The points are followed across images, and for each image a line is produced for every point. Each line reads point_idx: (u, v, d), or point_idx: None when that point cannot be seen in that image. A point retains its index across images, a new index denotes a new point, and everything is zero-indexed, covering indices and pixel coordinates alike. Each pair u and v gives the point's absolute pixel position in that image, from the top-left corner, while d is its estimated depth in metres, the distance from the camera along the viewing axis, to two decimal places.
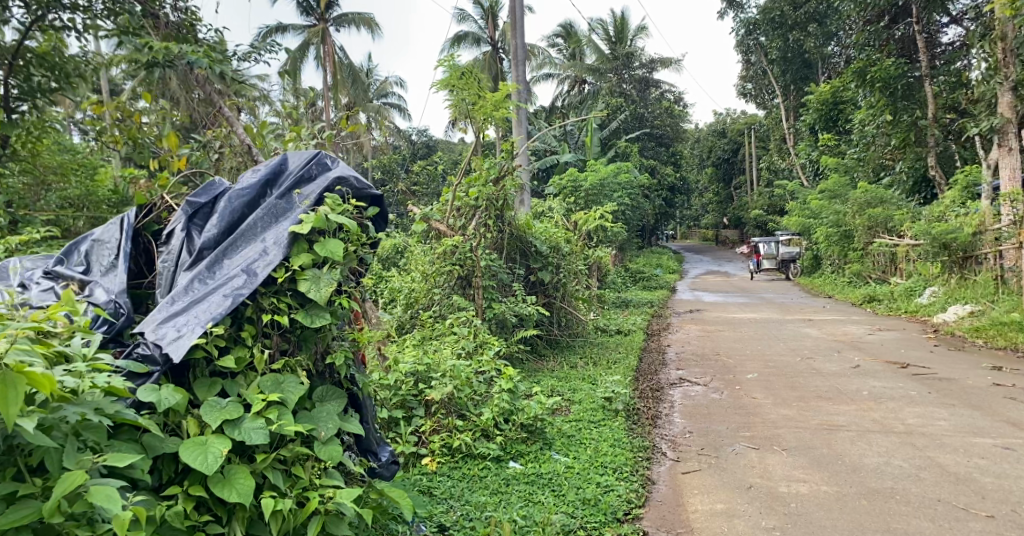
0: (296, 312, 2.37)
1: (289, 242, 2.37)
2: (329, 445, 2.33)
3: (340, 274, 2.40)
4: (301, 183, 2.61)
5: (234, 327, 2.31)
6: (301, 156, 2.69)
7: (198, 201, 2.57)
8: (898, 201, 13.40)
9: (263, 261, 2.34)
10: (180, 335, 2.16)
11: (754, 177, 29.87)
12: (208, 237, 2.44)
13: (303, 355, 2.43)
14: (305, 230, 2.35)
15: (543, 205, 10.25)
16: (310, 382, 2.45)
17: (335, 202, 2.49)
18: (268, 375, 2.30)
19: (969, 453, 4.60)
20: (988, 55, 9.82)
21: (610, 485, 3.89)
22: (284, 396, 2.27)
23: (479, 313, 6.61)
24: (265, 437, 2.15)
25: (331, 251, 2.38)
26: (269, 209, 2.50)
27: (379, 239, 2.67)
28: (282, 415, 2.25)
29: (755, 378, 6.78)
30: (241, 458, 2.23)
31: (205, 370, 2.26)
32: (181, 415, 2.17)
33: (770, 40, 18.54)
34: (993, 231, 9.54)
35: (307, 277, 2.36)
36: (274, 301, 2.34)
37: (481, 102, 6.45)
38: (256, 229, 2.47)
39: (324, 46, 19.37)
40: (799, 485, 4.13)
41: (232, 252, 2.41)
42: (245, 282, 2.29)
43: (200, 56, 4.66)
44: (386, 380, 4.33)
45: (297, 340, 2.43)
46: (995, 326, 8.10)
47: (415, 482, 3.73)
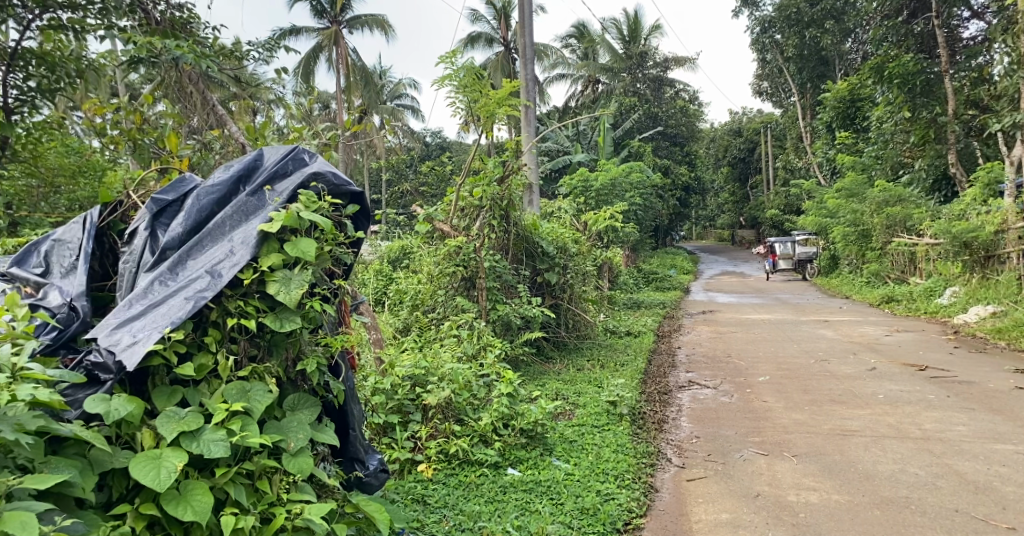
0: (265, 316, 2.28)
1: (258, 241, 2.28)
2: (298, 457, 2.25)
3: (312, 275, 2.30)
4: (275, 179, 2.53)
5: (197, 331, 2.22)
6: (276, 151, 2.60)
7: (164, 198, 2.47)
8: (917, 199, 13.17)
9: (230, 262, 2.24)
10: (135, 340, 2.07)
11: (770, 176, 29.60)
12: (173, 236, 2.35)
13: (274, 361, 2.34)
14: (274, 229, 2.26)
15: (553, 205, 10.13)
16: (281, 390, 2.36)
17: (309, 199, 2.40)
18: (233, 382, 2.22)
19: (989, 460, 4.43)
20: (1010, 49, 9.56)
21: (611, 493, 3.76)
22: (249, 406, 2.19)
23: (483, 314, 6.48)
24: (226, 450, 2.06)
25: (303, 250, 2.29)
26: (239, 207, 2.41)
27: (358, 238, 2.60)
28: (246, 427, 2.16)
29: (766, 381, 6.63)
30: (201, 472, 2.14)
31: (165, 377, 2.18)
32: (134, 427, 2.09)
33: (785, 37, 18.27)
34: (1016, 230, 9.32)
35: (276, 279, 2.27)
36: (241, 304, 2.24)
37: (485, 100, 6.31)
38: (224, 228, 2.38)
39: (336, 49, 19.39)
40: (808, 494, 3.99)
41: (197, 252, 2.32)
42: (208, 284, 2.19)
43: (186, 52, 4.53)
44: (381, 383, 4.20)
45: (268, 346, 2.34)
46: (1018, 328, 7.88)
47: (408, 491, 3.62)
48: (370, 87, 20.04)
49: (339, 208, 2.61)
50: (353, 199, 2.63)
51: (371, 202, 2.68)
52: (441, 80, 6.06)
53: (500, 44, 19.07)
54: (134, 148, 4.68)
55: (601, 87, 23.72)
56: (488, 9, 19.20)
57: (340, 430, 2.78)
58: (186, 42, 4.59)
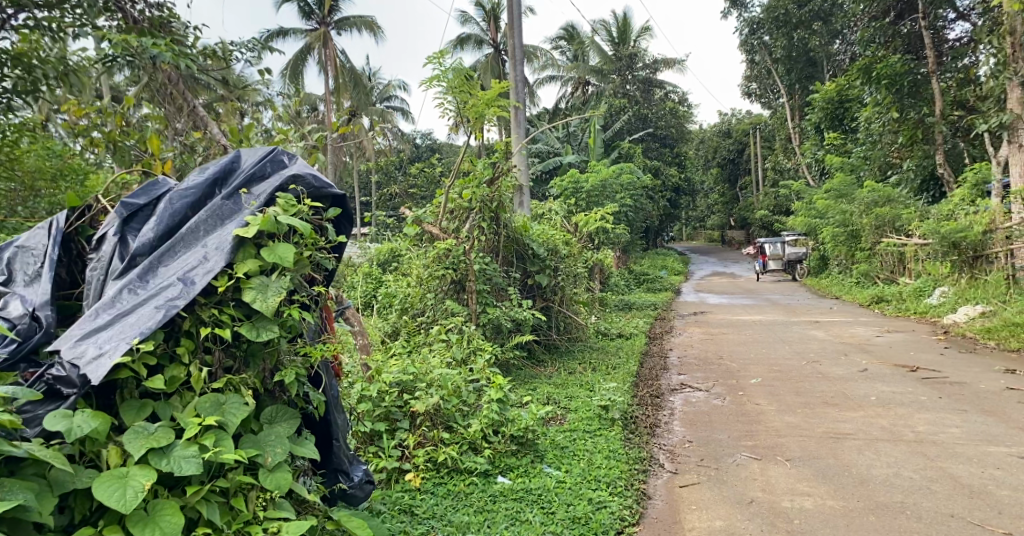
0: (240, 324, 2.20)
1: (233, 247, 2.20)
2: (276, 472, 2.18)
3: (290, 282, 2.22)
4: (252, 182, 2.45)
5: (169, 342, 2.14)
6: (254, 153, 2.52)
7: (135, 202, 2.38)
8: (906, 199, 13.20)
9: (203, 268, 2.16)
10: (101, 353, 1.99)
11: (759, 177, 29.67)
12: (143, 241, 2.26)
13: (250, 372, 2.26)
14: (250, 234, 2.18)
15: (543, 207, 10.05)
16: (258, 403, 2.29)
17: (288, 202, 2.33)
18: (207, 395, 2.14)
19: (983, 464, 4.38)
20: (996, 50, 9.56)
21: (603, 501, 3.69)
22: (223, 420, 2.11)
23: (473, 318, 6.38)
24: (198, 467, 1.99)
25: (280, 256, 2.21)
26: (214, 211, 2.32)
27: (340, 243, 2.53)
28: (220, 442, 2.09)
29: (759, 383, 6.58)
30: (171, 491, 2.07)
31: (134, 391, 2.09)
32: (99, 444, 2.02)
33: (774, 38, 18.30)
34: (1004, 230, 9.32)
35: (252, 286, 2.19)
36: (215, 313, 2.16)
37: (473, 101, 6.24)
38: (199, 233, 2.29)
39: (325, 51, 19.26)
40: (803, 499, 3.93)
41: (169, 258, 2.23)
42: (180, 292, 2.10)
43: (163, 51, 4.42)
44: (368, 391, 4.10)
45: (244, 356, 2.27)
46: (1007, 327, 7.87)
47: (396, 501, 3.53)
48: (359, 89, 19.94)
49: (320, 211, 2.54)
50: (335, 202, 2.56)
51: (353, 205, 2.61)
52: (429, 80, 5.98)
53: (489, 46, 19.00)
54: (115, 151, 4.57)
55: (591, 89, 23.68)
56: (477, 11, 19.13)
57: (322, 442, 2.69)
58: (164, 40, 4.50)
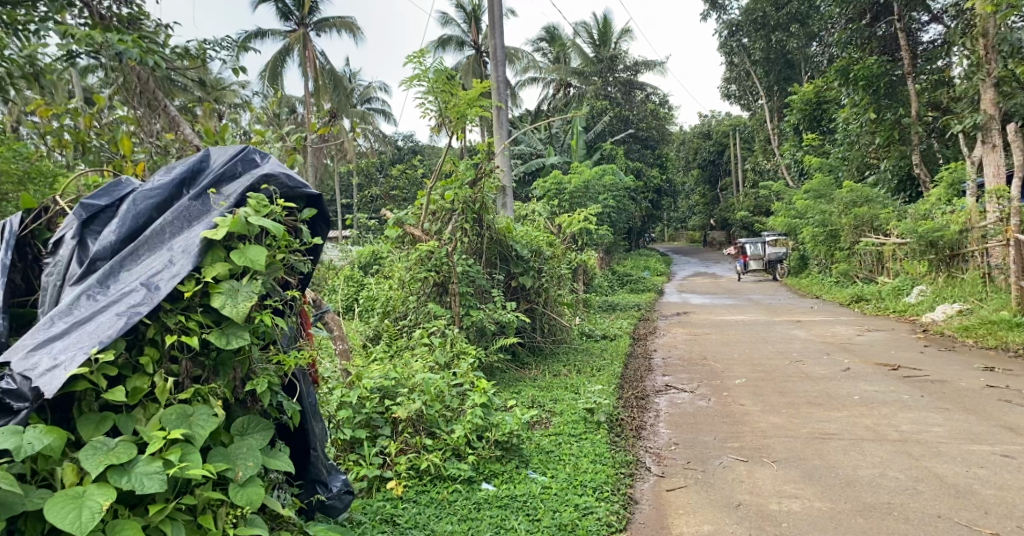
0: (209, 332, 2.11)
1: (201, 250, 2.10)
2: (247, 487, 2.10)
3: (261, 287, 2.14)
4: (222, 181, 2.36)
5: (132, 352, 2.04)
6: (225, 152, 2.43)
7: (96, 204, 2.28)
8: (884, 199, 13.28)
9: (168, 272, 2.06)
10: (56, 364, 1.89)
11: (739, 178, 29.84)
12: (105, 245, 2.16)
13: (220, 382, 2.17)
14: (219, 237, 2.08)
15: (526, 208, 9.97)
16: (228, 414, 2.20)
17: (260, 202, 2.24)
18: (172, 407, 2.05)
19: (967, 462, 4.37)
20: (970, 52, 9.59)
21: (589, 506, 3.61)
22: (190, 433, 2.03)
23: (456, 321, 6.29)
24: (162, 484, 1.91)
25: (252, 259, 2.13)
26: (181, 212, 2.22)
27: (315, 245, 2.45)
28: (187, 457, 2.00)
29: (743, 383, 6.55)
30: (133, 510, 1.98)
31: (94, 403, 2.00)
32: (55, 461, 1.92)
33: (752, 41, 18.42)
34: (980, 229, 9.37)
35: (222, 291, 2.09)
36: (181, 320, 2.06)
37: (454, 101, 6.16)
38: (165, 235, 2.19)
39: (304, 52, 19.07)
40: (791, 502, 3.88)
41: (132, 262, 2.13)
42: (143, 298, 2.00)
43: (129, 47, 4.29)
44: (348, 397, 3.98)
45: (214, 365, 2.18)
46: (984, 326, 7.93)
47: (378, 510, 3.43)
48: (339, 90, 19.80)
49: (295, 212, 2.45)
50: (310, 203, 2.48)
51: (329, 206, 2.54)
52: (409, 80, 5.89)
53: (470, 48, 18.93)
54: (84, 152, 4.41)
55: (572, 91, 23.65)
56: (458, 13, 19.04)
57: (299, 453, 2.60)
58: (130, 37, 4.36)
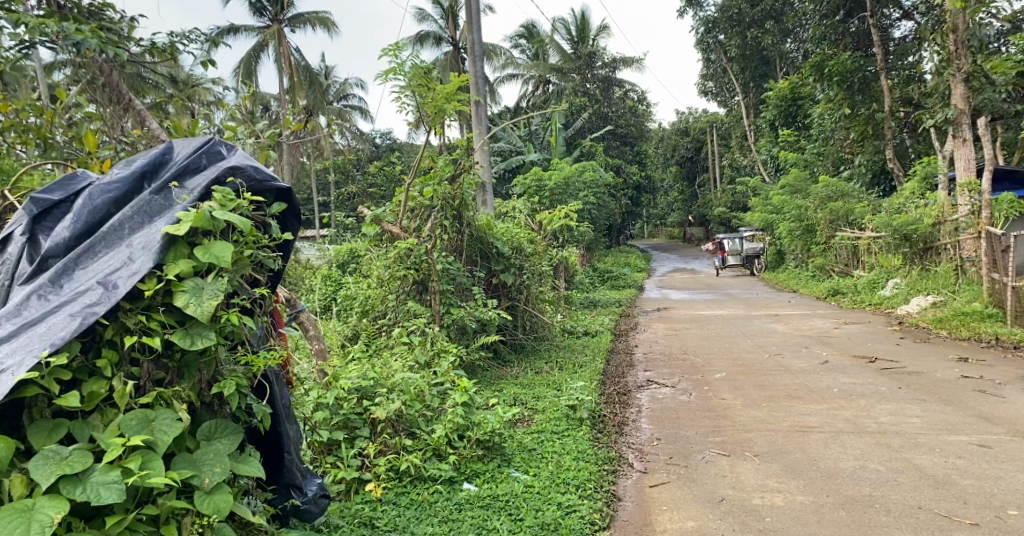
0: (172, 332, 2.03)
1: (162, 245, 2.02)
2: (214, 495, 2.04)
3: (227, 284, 2.06)
4: (185, 174, 2.28)
5: (87, 355, 1.97)
6: (189, 144, 2.36)
7: (49, 198, 2.25)
8: (859, 194, 13.41)
9: (127, 270, 1.98)
10: (3, 369, 1.80)
11: (717, 174, 30.05)
12: (59, 241, 2.09)
13: (184, 385, 2.10)
14: (182, 232, 2.00)
15: (507, 205, 9.92)
16: (193, 419, 2.13)
17: (226, 196, 2.16)
18: (132, 412, 1.98)
19: (945, 453, 4.39)
20: (939, 47, 9.60)
21: (572, 504, 3.57)
22: (151, 440, 1.96)
23: (437, 319, 6.21)
24: (122, 494, 1.86)
25: (216, 255, 2.05)
26: (141, 206, 2.15)
27: (285, 240, 2.38)
28: (147, 465, 1.94)
29: (723, 377, 6.56)
30: (90, 522, 1.91)
31: (45, 410, 1.93)
32: (2, 472, 1.86)
33: (728, 37, 18.47)
34: (952, 223, 9.49)
35: (185, 289, 2.02)
36: (141, 320, 1.99)
37: (431, 95, 6.07)
38: (123, 231, 2.11)
39: (279, 48, 18.86)
40: (773, 496, 3.87)
41: (88, 259, 2.06)
42: (100, 298, 1.92)
43: (88, 37, 4.13)
44: (325, 398, 3.89)
45: (177, 367, 2.10)
46: (957, 317, 8.02)
47: (356, 514, 3.36)
48: (314, 87, 19.58)
49: (263, 207, 2.39)
50: (279, 197, 2.42)
51: (299, 201, 2.48)
52: (385, 74, 5.80)
53: (448, 44, 18.84)
54: (46, 148, 4.27)
55: (551, 88, 23.63)
56: (435, 9, 18.90)
57: (272, 455, 2.55)
58: (88, 27, 4.21)
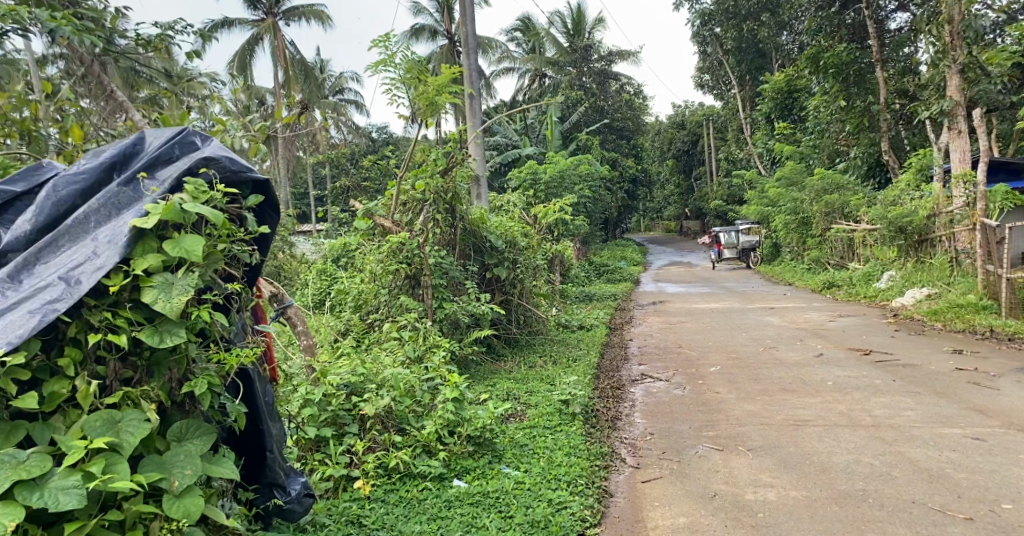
0: (141, 330, 1.99)
1: (129, 239, 1.98)
2: (183, 499, 2.00)
3: (198, 279, 2.02)
4: (157, 166, 2.24)
5: (49, 353, 1.93)
6: (162, 135, 2.32)
7: (13, 189, 2.32)
8: (854, 186, 13.38)
9: (91, 265, 1.92)
10: None
11: (713, 167, 29.99)
12: (20, 234, 2.06)
13: (153, 384, 2.06)
14: (150, 225, 1.96)
15: (502, 199, 9.86)
16: (163, 420, 2.09)
17: (198, 188, 2.12)
18: (97, 413, 1.94)
19: (940, 446, 4.36)
20: (935, 39, 9.52)
21: (563, 501, 3.53)
22: (117, 443, 1.92)
23: (429, 314, 6.16)
24: (81, 499, 1.80)
25: (187, 249, 2.01)
26: (109, 199, 2.11)
27: (262, 233, 2.33)
28: (111, 468, 1.90)
29: (718, 370, 6.53)
30: (51, 527, 1.87)
31: (5, 412, 1.88)
32: None
33: (724, 30, 18.38)
34: (947, 215, 9.44)
35: (153, 284, 1.97)
36: (107, 317, 1.94)
37: (422, 87, 6.00)
38: (89, 224, 2.07)
39: (273, 41, 18.75)
40: (766, 491, 3.84)
41: (51, 253, 2.01)
42: (62, 294, 1.87)
43: (61, 24, 4.02)
44: (313, 394, 3.84)
45: (147, 366, 2.06)
46: (952, 309, 8.00)
47: (343, 512, 3.32)
48: (309, 81, 19.49)
49: (239, 199, 2.35)
50: (257, 189, 2.38)
51: (277, 192, 2.43)
52: (375, 65, 5.73)
53: (443, 37, 18.71)
54: (31, 142, 4.10)
55: (547, 81, 23.55)
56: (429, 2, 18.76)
57: (254, 455, 2.53)
58: (62, 13, 4.09)
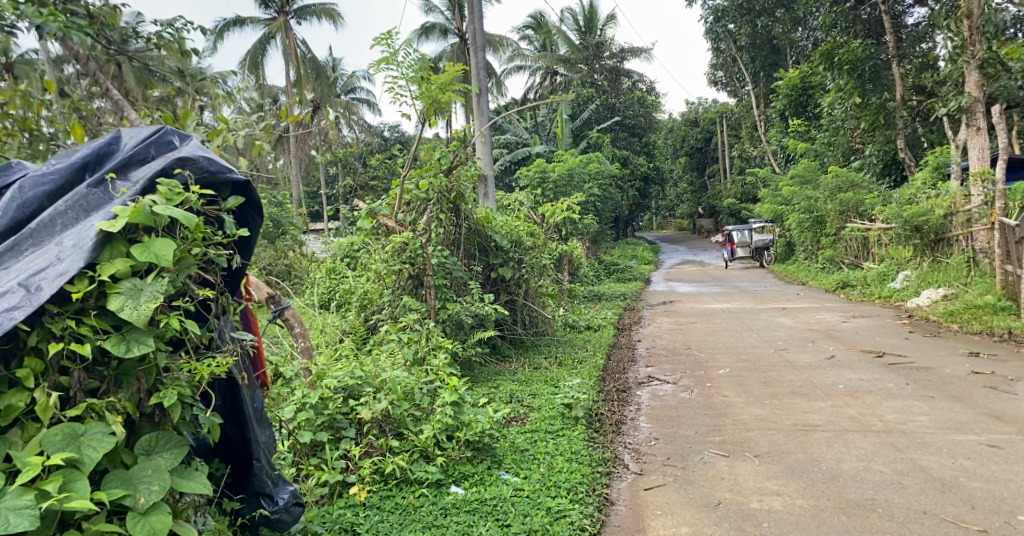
0: (106, 338, 1.95)
1: (95, 244, 1.93)
2: (149, 515, 1.95)
3: (168, 285, 1.98)
4: (130, 166, 2.21)
5: (10, 364, 1.90)
6: (137, 135, 2.30)
7: None
8: (869, 184, 13.20)
9: (53, 271, 1.87)
10: None
11: (727, 165, 29.75)
12: None
13: (122, 395, 2.02)
14: (118, 228, 1.92)
15: (510, 198, 9.79)
16: (130, 432, 2.04)
17: (172, 188, 2.08)
18: (57, 427, 1.90)
19: (953, 454, 4.24)
20: (953, 34, 9.32)
21: (563, 509, 3.46)
22: (79, 458, 1.88)
23: (432, 315, 6.09)
24: (33, 521, 1.72)
25: (157, 254, 1.97)
26: (78, 201, 2.07)
27: (240, 235, 2.30)
28: (69, 486, 1.84)
29: (726, 373, 6.42)
30: None
31: None
32: None
33: (738, 26, 18.19)
34: (964, 213, 9.26)
35: (121, 291, 1.94)
36: (70, 326, 1.90)
37: (426, 85, 5.94)
38: (54, 227, 2.03)
39: (285, 40, 18.77)
40: (772, 500, 3.74)
41: (15, 255, 1.96)
42: (22, 301, 1.81)
43: (48, 21, 3.75)
44: (308, 398, 3.78)
45: (115, 376, 2.03)
46: (969, 310, 7.85)
47: (337, 520, 3.26)
48: (321, 80, 19.46)
49: (218, 200, 2.31)
50: (236, 190, 2.35)
51: (257, 193, 2.41)
52: (377, 63, 5.68)
53: (454, 35, 18.66)
54: (33, 141, 3.99)
55: (559, 79, 23.50)
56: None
57: (241, 464, 2.49)
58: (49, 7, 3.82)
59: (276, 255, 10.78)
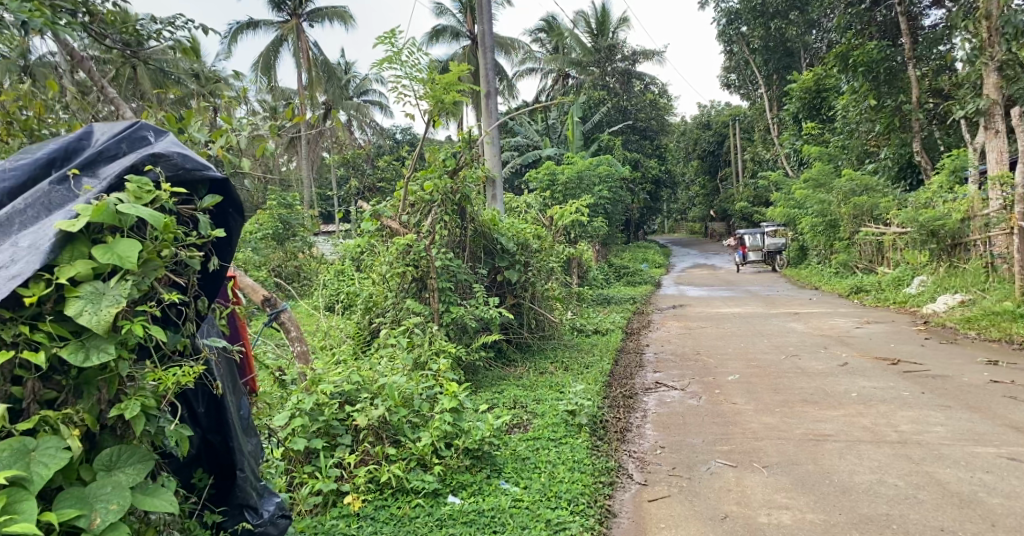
0: (65, 345, 1.88)
1: (54, 244, 1.85)
2: None
3: (130, 289, 1.90)
4: (100, 162, 2.14)
5: None
6: (111, 129, 2.24)
7: None
8: (884, 188, 12.99)
9: (5, 273, 1.79)
10: None
11: (738, 168, 29.49)
12: None
13: (80, 406, 1.95)
14: (77, 227, 1.83)
15: (518, 200, 9.69)
16: (89, 445, 1.96)
17: (140, 186, 2.00)
18: (6, 441, 1.81)
19: (971, 467, 4.09)
20: (971, 35, 9.10)
21: (562, 522, 3.33)
22: (27, 477, 1.78)
23: (435, 318, 5.97)
24: None
25: (120, 256, 1.89)
26: (40, 198, 2.01)
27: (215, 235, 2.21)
28: (14, 506, 1.75)
29: (736, 380, 6.27)
30: None
31: None
32: None
33: (751, 29, 18.01)
34: (982, 217, 9.06)
35: (80, 295, 1.86)
36: (24, 332, 1.83)
37: (431, 86, 5.82)
38: (13, 225, 1.95)
39: (297, 42, 18.75)
40: (781, 513, 3.61)
41: None
42: None
43: (35, 14, 3.62)
44: (303, 404, 3.70)
45: (74, 385, 1.95)
46: (987, 316, 7.66)
47: (329, 531, 3.18)
48: (332, 82, 19.44)
49: (195, 199, 2.23)
50: (214, 188, 2.26)
51: (238, 191, 2.31)
52: (380, 63, 5.59)
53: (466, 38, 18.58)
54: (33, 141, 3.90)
55: (571, 81, 23.38)
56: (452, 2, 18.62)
57: (224, 475, 2.40)
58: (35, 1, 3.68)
59: (285, 256, 10.76)
